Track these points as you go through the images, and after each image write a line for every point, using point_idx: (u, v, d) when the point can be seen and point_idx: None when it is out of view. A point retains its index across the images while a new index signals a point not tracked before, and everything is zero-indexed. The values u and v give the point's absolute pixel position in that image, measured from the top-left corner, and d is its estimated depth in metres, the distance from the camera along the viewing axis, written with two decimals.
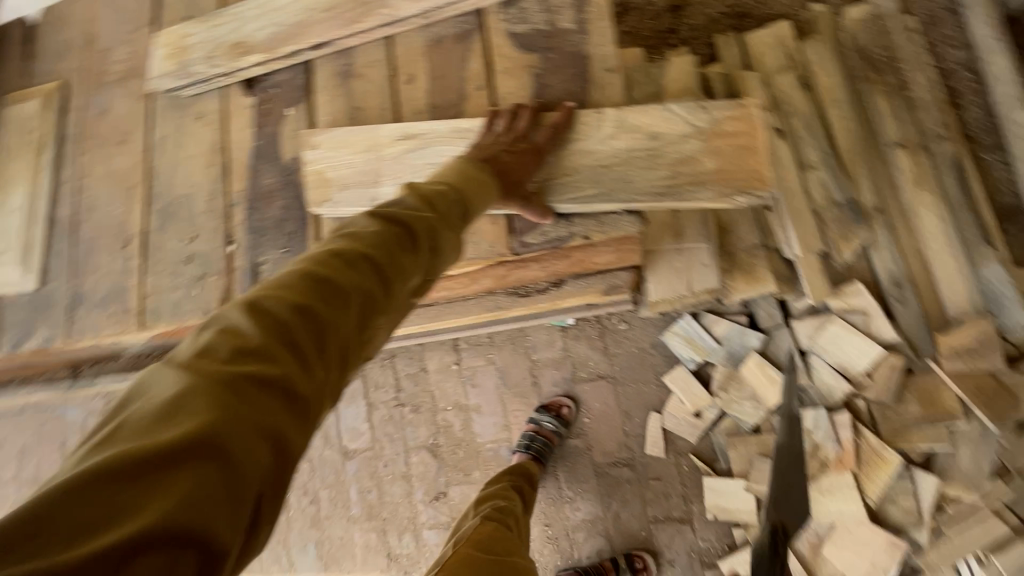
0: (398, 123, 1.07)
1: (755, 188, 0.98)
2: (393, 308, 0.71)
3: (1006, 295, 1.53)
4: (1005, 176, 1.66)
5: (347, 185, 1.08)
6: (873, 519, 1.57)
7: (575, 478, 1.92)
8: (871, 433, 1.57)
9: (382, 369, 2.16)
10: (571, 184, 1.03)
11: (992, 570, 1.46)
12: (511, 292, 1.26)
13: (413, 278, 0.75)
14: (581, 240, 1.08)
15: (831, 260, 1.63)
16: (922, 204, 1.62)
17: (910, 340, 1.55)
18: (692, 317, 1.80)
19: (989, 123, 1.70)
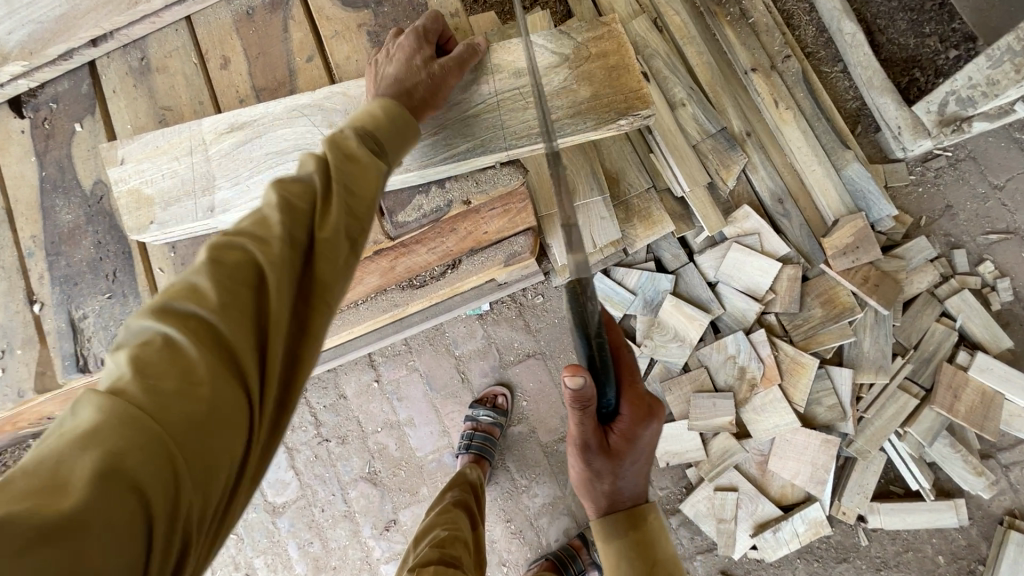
0: (219, 114, 0.86)
1: (637, 108, 0.85)
2: (311, 339, 0.57)
3: (871, 191, 1.64)
4: (846, 84, 1.78)
5: (169, 199, 0.84)
6: (807, 424, 1.64)
7: (527, 464, 1.85)
8: (789, 347, 1.63)
9: (295, 408, 1.93)
10: (441, 146, 0.85)
11: (906, 437, 1.60)
12: (404, 285, 1.18)
13: (338, 289, 0.60)
14: (461, 207, 0.95)
15: (716, 189, 1.68)
16: (784, 121, 1.69)
17: (800, 250, 1.65)
18: (603, 273, 1.77)
19: (823, 37, 1.80)
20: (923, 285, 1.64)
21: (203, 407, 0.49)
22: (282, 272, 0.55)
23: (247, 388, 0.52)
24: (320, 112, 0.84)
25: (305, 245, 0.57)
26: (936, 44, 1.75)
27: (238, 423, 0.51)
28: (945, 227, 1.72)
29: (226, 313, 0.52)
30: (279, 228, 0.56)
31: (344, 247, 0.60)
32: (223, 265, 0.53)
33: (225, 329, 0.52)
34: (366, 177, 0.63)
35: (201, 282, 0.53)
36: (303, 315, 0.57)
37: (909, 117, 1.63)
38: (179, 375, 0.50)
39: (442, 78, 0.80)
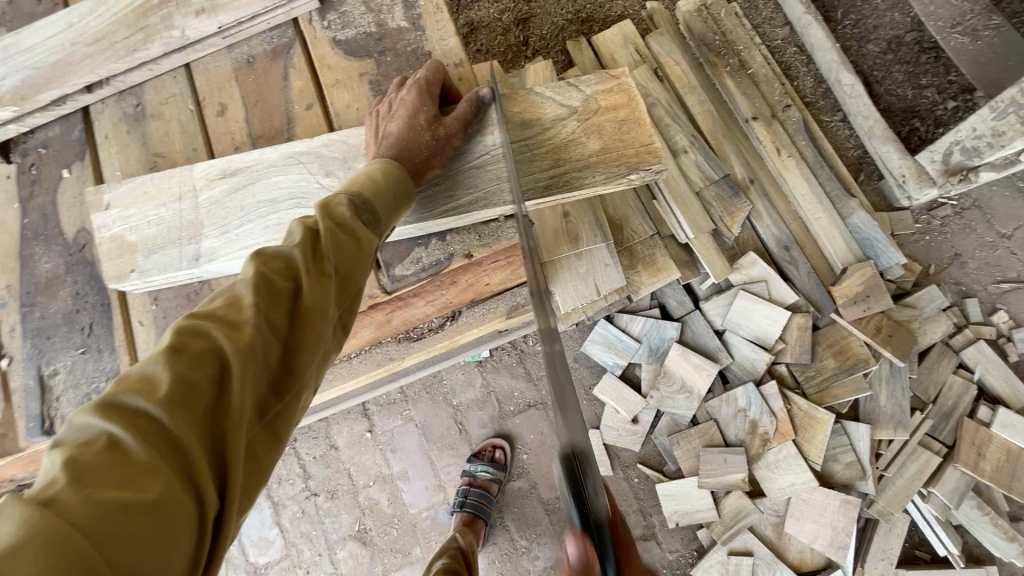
0: (212, 159, 0.82)
1: (649, 163, 0.81)
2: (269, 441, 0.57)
3: (879, 239, 1.61)
4: (846, 132, 1.79)
5: (153, 246, 0.79)
6: (824, 483, 1.55)
7: (527, 523, 1.75)
8: (801, 400, 1.56)
9: (282, 460, 1.83)
10: (440, 200, 0.81)
11: (930, 497, 1.52)
12: (400, 338, 1.14)
13: (303, 388, 0.60)
14: (462, 260, 0.90)
15: (721, 236, 1.65)
16: (787, 169, 1.69)
17: (809, 298, 1.60)
18: (607, 320, 1.72)
19: (821, 87, 1.82)
20: (936, 335, 1.59)
21: (146, 513, 0.46)
22: (250, 363, 0.55)
23: (200, 489, 0.50)
24: (317, 159, 0.80)
25: (276, 334, 0.58)
26: (933, 95, 1.77)
27: (185, 531, 0.48)
28: (955, 276, 1.68)
29: (181, 409, 0.51)
30: (252, 316, 0.57)
31: (316, 335, 0.61)
32: (184, 357, 0.53)
33: (180, 425, 0.50)
34: (350, 262, 0.65)
35: (159, 375, 0.51)
36: (264, 408, 0.57)
37: (913, 166, 1.63)
38: (123, 479, 0.46)
39: (446, 137, 0.77)
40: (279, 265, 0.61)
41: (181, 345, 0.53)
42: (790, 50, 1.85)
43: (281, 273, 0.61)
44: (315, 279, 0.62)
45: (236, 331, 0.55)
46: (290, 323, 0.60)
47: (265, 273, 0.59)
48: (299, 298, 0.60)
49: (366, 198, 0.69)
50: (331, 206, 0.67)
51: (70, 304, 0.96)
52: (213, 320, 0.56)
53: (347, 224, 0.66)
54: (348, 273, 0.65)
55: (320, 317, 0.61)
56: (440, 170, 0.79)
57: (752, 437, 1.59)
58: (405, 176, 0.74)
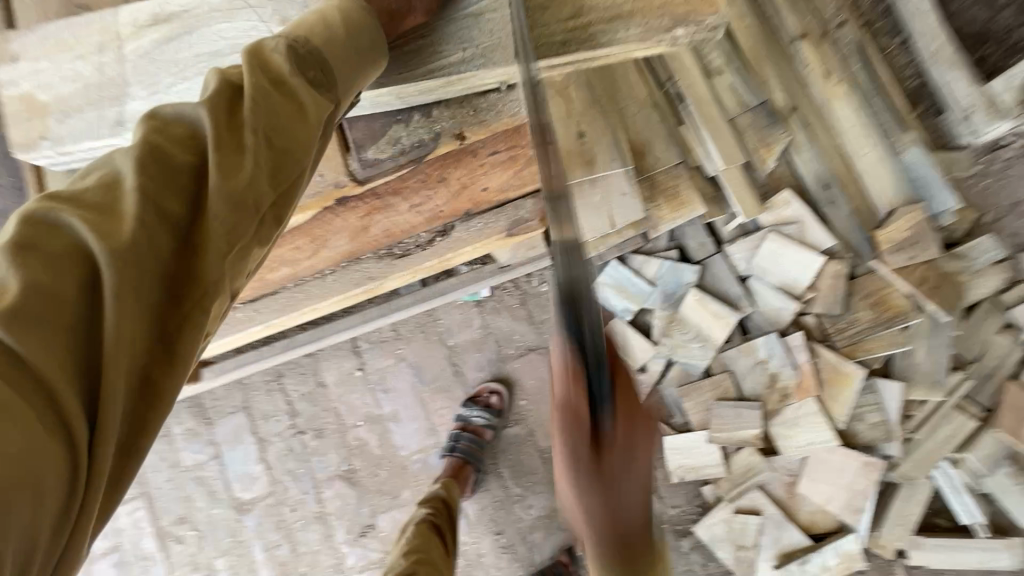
0: (140, 1, 0.65)
1: (701, 13, 0.65)
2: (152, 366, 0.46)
3: (933, 180, 1.42)
4: (906, 59, 1.55)
5: (68, 108, 0.64)
6: (846, 443, 1.44)
7: (522, 471, 1.66)
8: (830, 354, 1.43)
9: (268, 395, 1.74)
10: (424, 57, 0.64)
11: (962, 464, 1.40)
12: (381, 254, 0.97)
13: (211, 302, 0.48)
14: (452, 142, 0.74)
15: (752, 169, 1.47)
16: (834, 97, 1.47)
17: (847, 243, 1.44)
18: (619, 261, 1.57)
19: (882, 4, 1.57)
20: (986, 293, 1.43)
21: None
22: (125, 270, 0.44)
23: (69, 418, 0.42)
24: (269, 0, 0.62)
25: (168, 227, 0.46)
26: (1011, 17, 1.52)
27: (52, 466, 0.41)
28: (1012, 226, 1.50)
29: (31, 327, 0.41)
30: (133, 206, 0.45)
31: (230, 229, 0.48)
32: (40, 262, 0.42)
33: (37, 348, 0.41)
34: (286, 134, 0.50)
35: (7, 281, 0.41)
36: (156, 321, 0.46)
37: (982, 95, 1.43)
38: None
39: None
40: (178, 135, 0.47)
41: (39, 244, 0.43)
42: None
43: (177, 147, 0.47)
44: (225, 152, 0.47)
45: (107, 225, 0.44)
46: (194, 211, 0.47)
47: (153, 145, 0.46)
48: (202, 185, 0.47)
49: (315, 49, 0.53)
50: (265, 54, 0.51)
51: None
52: (78, 208, 0.44)
53: (285, 83, 0.51)
54: (284, 147, 0.50)
55: (238, 208, 0.48)
56: (424, 18, 0.61)
57: (771, 392, 1.47)
58: (372, 19, 0.57)
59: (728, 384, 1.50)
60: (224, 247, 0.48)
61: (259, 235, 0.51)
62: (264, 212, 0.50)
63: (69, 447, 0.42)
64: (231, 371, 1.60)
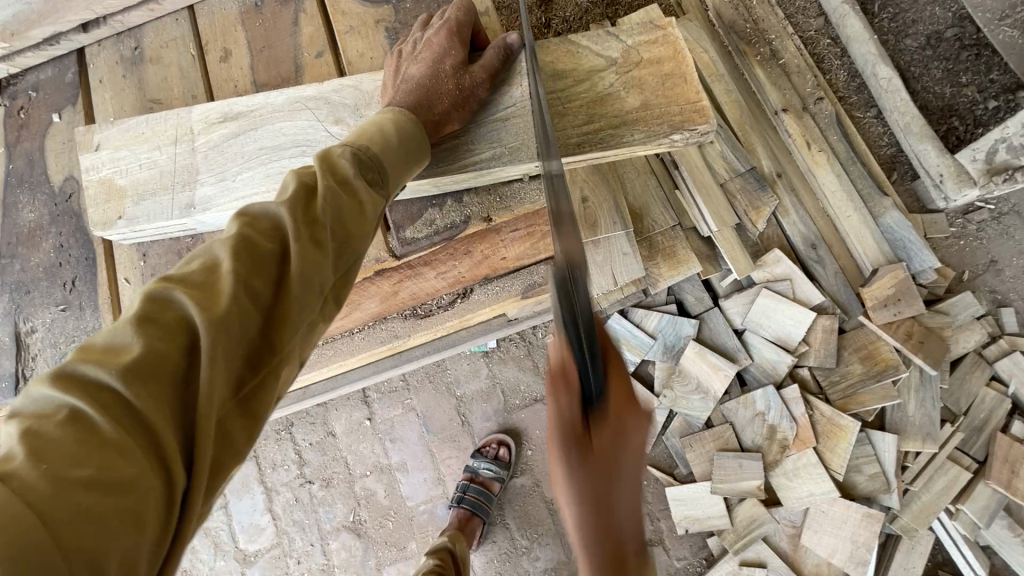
0: (211, 101, 0.75)
1: (695, 122, 0.74)
2: (234, 421, 0.49)
3: (913, 241, 1.53)
4: (880, 130, 1.70)
5: (143, 191, 0.73)
6: (846, 495, 1.47)
7: (529, 523, 1.67)
8: (826, 407, 1.48)
9: (277, 445, 1.76)
10: (458, 154, 0.74)
11: (960, 515, 1.44)
12: (406, 314, 1.05)
13: (285, 370, 0.53)
14: (480, 224, 0.83)
15: (744, 231, 1.57)
16: (816, 165, 1.60)
17: (835, 300, 1.52)
18: (621, 315, 1.65)
19: (855, 82, 1.73)
20: (970, 347, 1.51)
21: (115, 488, 0.41)
22: (224, 337, 0.48)
23: (170, 468, 0.44)
24: (327, 105, 0.73)
25: (255, 303, 0.51)
26: (973, 95, 1.68)
27: (153, 510, 0.42)
28: (989, 283, 1.60)
29: (145, 385, 0.45)
30: (229, 283, 0.50)
31: (305, 307, 0.54)
32: (152, 330, 0.46)
33: (148, 400, 0.44)
34: (349, 229, 0.58)
35: (127, 346, 0.45)
36: (244, 383, 0.50)
37: (952, 164, 1.54)
38: (84, 459, 0.41)
39: (472, 86, 0.70)
40: (263, 225, 0.54)
41: (151, 316, 0.47)
42: (823, 42, 1.75)
43: (265, 237, 0.54)
44: (305, 244, 0.54)
45: (209, 301, 0.48)
46: (275, 290, 0.53)
47: (245, 234, 0.53)
48: (285, 266, 0.53)
49: (375, 156, 0.62)
50: (332, 160, 0.60)
51: (53, 257, 0.85)
52: (185, 286, 0.49)
53: (349, 183, 0.59)
54: (346, 238, 0.58)
55: (307, 288, 0.54)
56: (460, 126, 0.72)
57: (771, 443, 1.51)
58: (419, 129, 0.67)
59: (730, 434, 1.55)
60: (294, 320, 0.53)
61: (324, 311, 0.57)
62: (327, 291, 0.57)
63: (166, 496, 0.44)
64: None
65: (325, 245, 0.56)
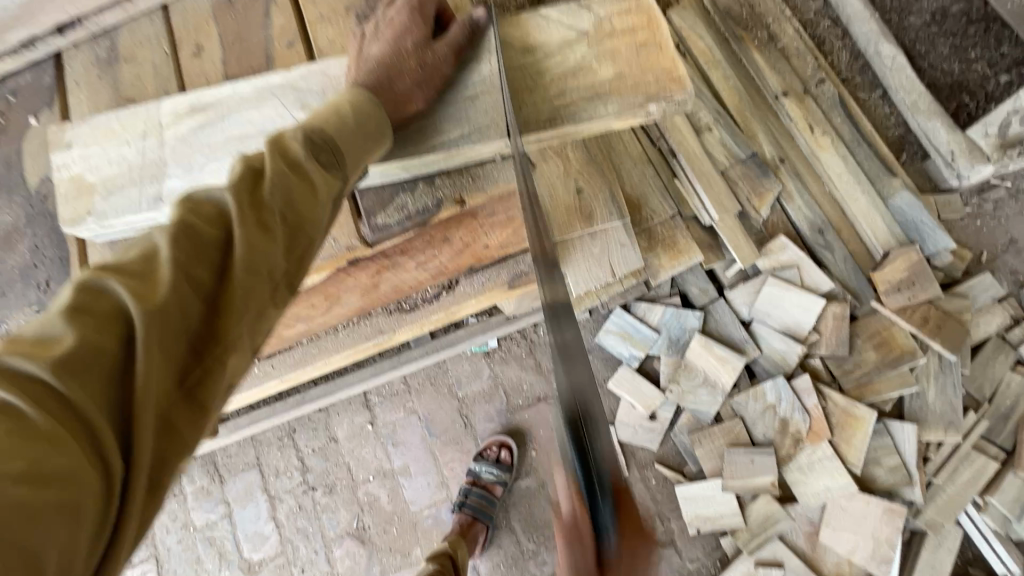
0: (181, 94, 0.74)
1: (670, 91, 0.72)
2: (177, 411, 0.46)
3: (925, 221, 1.47)
4: (887, 110, 1.64)
5: (113, 187, 0.72)
6: (864, 489, 1.40)
7: (535, 526, 1.63)
8: (840, 397, 1.42)
9: (280, 452, 1.75)
10: (426, 134, 0.71)
11: (988, 509, 1.36)
12: (391, 309, 1.04)
13: (233, 358, 0.50)
14: (453, 207, 0.80)
15: (748, 218, 1.53)
16: (820, 148, 1.55)
17: (846, 285, 1.46)
18: (623, 309, 1.60)
19: (858, 62, 1.67)
20: (992, 331, 1.44)
21: (39, 481, 0.38)
22: (162, 323, 0.46)
23: (105, 460, 0.42)
24: (294, 92, 0.71)
25: (198, 289, 0.49)
26: (983, 69, 1.62)
27: (85, 508, 0.40)
28: (1010, 264, 1.52)
29: (76, 374, 0.42)
30: (169, 269, 0.48)
31: (255, 293, 0.51)
32: (84, 318, 0.44)
33: (80, 392, 0.42)
34: (301, 209, 0.56)
35: (54, 335, 0.43)
36: (188, 375, 0.48)
37: (964, 141, 1.49)
38: (5, 450, 0.38)
39: (435, 63, 0.68)
40: (208, 210, 0.52)
41: (86, 305, 0.45)
42: (823, 22, 1.70)
43: (209, 222, 0.51)
44: (251, 227, 0.51)
45: (147, 287, 0.46)
46: (220, 276, 0.50)
47: (187, 219, 0.50)
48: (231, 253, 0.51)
49: (329, 138, 0.60)
50: (284, 143, 0.58)
51: (30, 260, 0.83)
52: (121, 273, 0.47)
53: (301, 166, 0.57)
54: (299, 219, 0.55)
55: (256, 272, 0.51)
56: (424, 106, 0.70)
57: (784, 437, 1.45)
58: (380, 110, 0.65)
59: (740, 429, 1.49)
60: (241, 305, 0.50)
61: (275, 298, 0.54)
62: (280, 276, 0.54)
63: (100, 488, 0.41)
64: (244, 428, 1.64)
65: (273, 230, 0.53)
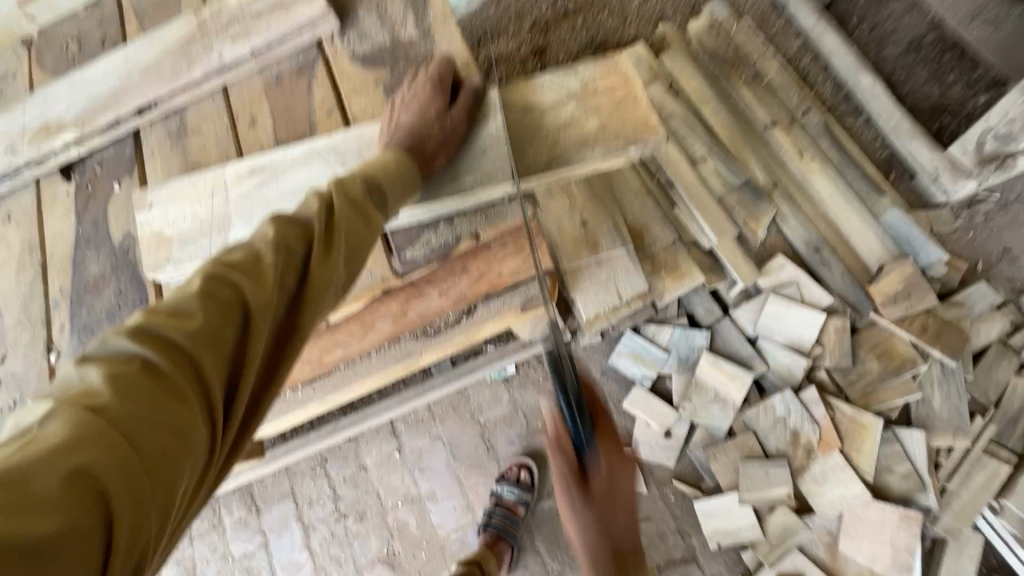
0: (241, 159, 0.89)
1: (646, 136, 0.84)
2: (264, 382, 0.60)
3: (916, 236, 1.54)
4: (872, 133, 1.75)
5: (187, 238, 0.86)
6: (880, 497, 1.44)
7: (560, 546, 1.68)
8: (847, 406, 1.47)
9: (314, 481, 1.84)
10: (447, 181, 0.85)
11: (1006, 512, 1.38)
12: (418, 334, 1.15)
13: (305, 346, 0.64)
14: (470, 241, 0.92)
15: (746, 240, 1.62)
16: (811, 172, 1.65)
17: (845, 299, 1.53)
18: (633, 331, 1.69)
19: (842, 92, 1.80)
20: (993, 337, 1.49)
21: (175, 421, 0.51)
22: (266, 314, 0.59)
23: (215, 414, 0.54)
24: (334, 152, 0.85)
25: (288, 289, 0.62)
26: (961, 91, 1.72)
27: (202, 446, 0.53)
28: (1006, 272, 1.58)
29: (203, 345, 0.55)
30: (272, 271, 0.61)
31: (326, 298, 0.65)
32: (211, 302, 0.57)
33: (206, 359, 0.55)
34: (361, 237, 0.70)
35: (188, 313, 0.56)
36: (273, 357, 0.61)
37: (945, 159, 1.55)
38: (156, 395, 0.51)
39: (454, 128, 0.83)
40: (297, 229, 0.65)
41: (209, 292, 0.57)
42: (806, 57, 1.84)
43: (298, 238, 0.65)
44: (328, 249, 0.65)
45: (258, 284, 0.59)
46: (304, 280, 0.64)
47: (285, 235, 0.63)
48: (313, 264, 0.64)
49: (378, 182, 0.74)
50: (347, 184, 0.72)
51: (113, 303, 0.95)
52: (237, 270, 0.60)
53: (362, 203, 0.71)
54: (358, 246, 0.69)
55: (330, 283, 0.65)
56: (447, 160, 0.84)
57: (797, 448, 1.50)
58: (415, 167, 0.79)
59: (754, 441, 1.55)
60: (318, 308, 0.64)
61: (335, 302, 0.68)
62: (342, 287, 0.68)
63: (211, 433, 0.54)
64: (281, 458, 1.75)
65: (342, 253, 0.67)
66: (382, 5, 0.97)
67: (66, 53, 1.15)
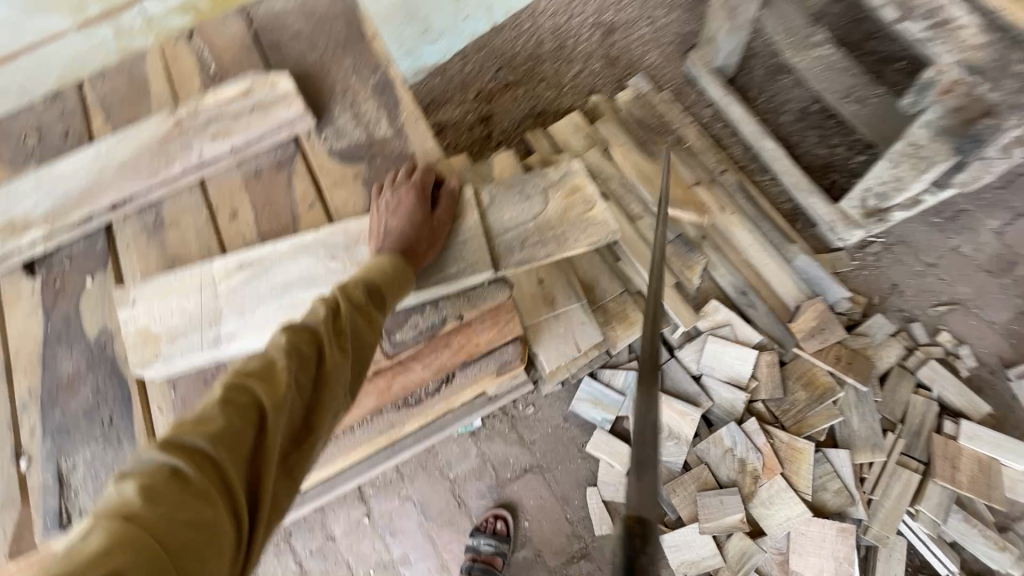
0: (228, 254, 0.93)
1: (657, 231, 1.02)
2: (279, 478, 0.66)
3: (823, 278, 1.78)
4: (777, 189, 2.03)
5: (179, 333, 0.89)
6: (819, 514, 1.60)
7: None
8: (784, 433, 1.65)
9: (279, 557, 1.77)
10: (434, 273, 0.94)
11: (921, 516, 1.58)
12: (398, 406, 1.19)
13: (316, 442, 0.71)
14: (455, 321, 1.00)
15: (684, 287, 1.81)
16: (732, 224, 1.87)
17: (772, 336, 1.74)
18: (591, 377, 1.81)
19: (749, 154, 2.09)
20: (893, 361, 1.73)
21: (205, 521, 0.57)
22: (280, 415, 0.67)
23: (237, 514, 0.60)
24: (324, 247, 0.92)
25: (300, 392, 0.70)
26: (844, 153, 2.04)
27: (227, 544, 0.58)
28: (896, 304, 1.85)
29: (225, 448, 0.62)
30: (285, 376, 0.69)
31: (333, 395, 0.73)
32: (231, 408, 0.64)
33: (228, 462, 0.61)
34: (362, 337, 0.79)
35: (211, 419, 0.63)
36: (287, 455, 0.68)
37: (838, 212, 1.83)
38: (185, 499, 0.57)
39: (439, 228, 0.94)
40: (305, 334, 0.74)
41: (230, 399, 0.65)
42: (718, 125, 2.14)
43: (307, 344, 0.73)
44: (333, 351, 0.74)
45: (272, 389, 0.68)
46: (313, 381, 0.72)
47: (295, 342, 0.72)
48: (321, 368, 0.73)
49: (378, 286, 0.83)
50: (349, 289, 0.81)
51: (90, 400, 0.94)
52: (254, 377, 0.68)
53: (364, 306, 0.80)
54: (360, 348, 0.78)
55: (335, 384, 0.74)
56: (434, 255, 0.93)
57: (745, 476, 1.65)
58: (405, 264, 0.88)
59: (708, 473, 1.68)
60: (326, 407, 0.72)
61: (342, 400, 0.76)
62: (347, 385, 0.77)
63: (235, 531, 0.60)
64: None
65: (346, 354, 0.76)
66: (357, 108, 1.08)
67: (24, 144, 1.15)
